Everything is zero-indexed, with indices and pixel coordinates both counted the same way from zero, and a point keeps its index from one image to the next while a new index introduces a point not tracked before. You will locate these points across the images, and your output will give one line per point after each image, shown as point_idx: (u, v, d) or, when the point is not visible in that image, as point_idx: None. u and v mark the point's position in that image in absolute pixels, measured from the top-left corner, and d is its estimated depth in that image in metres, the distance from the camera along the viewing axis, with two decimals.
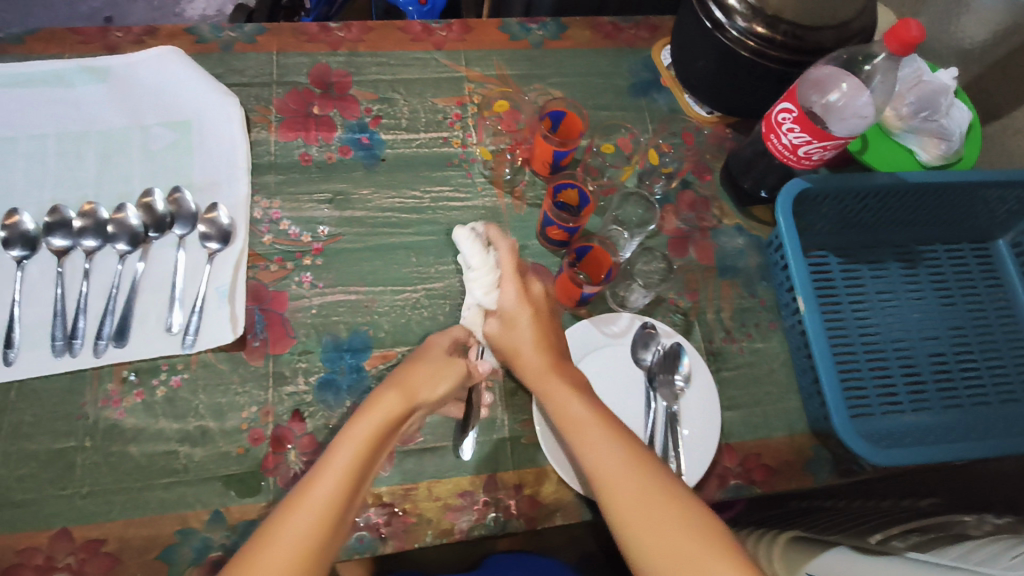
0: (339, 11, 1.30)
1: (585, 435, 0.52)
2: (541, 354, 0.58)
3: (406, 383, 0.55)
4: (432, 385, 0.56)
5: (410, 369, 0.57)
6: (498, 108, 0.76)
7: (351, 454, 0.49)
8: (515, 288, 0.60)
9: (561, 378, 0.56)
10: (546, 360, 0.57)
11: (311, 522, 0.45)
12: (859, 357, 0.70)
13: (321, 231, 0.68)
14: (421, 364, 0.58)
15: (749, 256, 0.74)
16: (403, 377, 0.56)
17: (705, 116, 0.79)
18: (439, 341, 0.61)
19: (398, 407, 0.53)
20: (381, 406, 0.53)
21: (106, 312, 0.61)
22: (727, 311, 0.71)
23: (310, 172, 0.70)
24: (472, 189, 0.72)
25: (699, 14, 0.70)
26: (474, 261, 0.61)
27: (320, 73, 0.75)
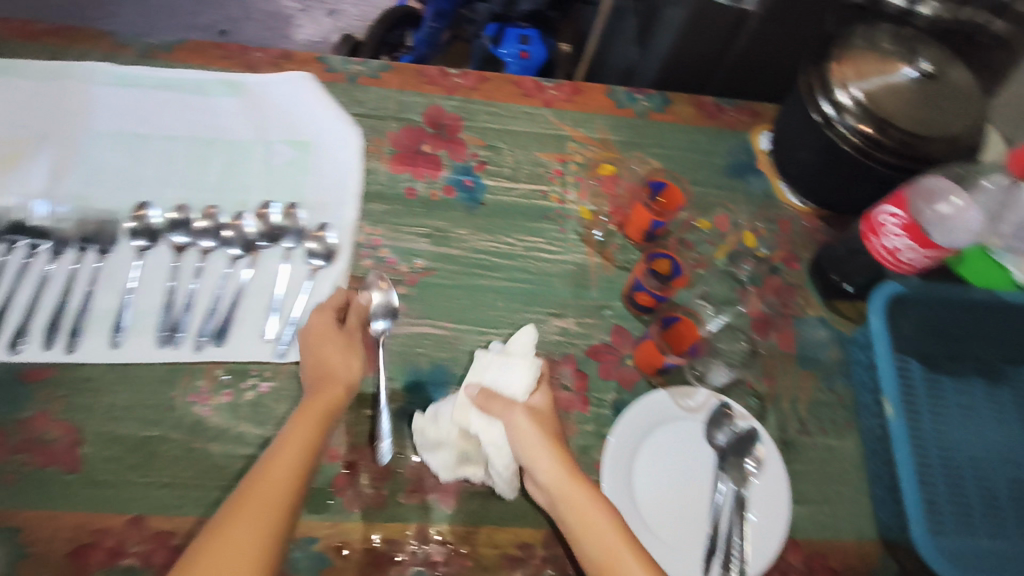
0: (438, 55, 1.38)
1: (596, 531, 0.53)
2: (553, 449, 0.57)
3: (327, 371, 0.58)
4: (348, 367, 0.59)
5: (325, 354, 0.59)
6: (602, 171, 0.79)
7: (304, 438, 0.52)
8: (546, 392, 0.62)
9: (581, 482, 0.55)
10: (564, 463, 0.56)
11: (256, 523, 0.46)
12: (936, 472, 0.68)
13: (416, 263, 0.70)
14: (331, 351, 0.59)
15: (830, 350, 0.73)
16: (330, 366, 0.58)
17: (799, 207, 0.81)
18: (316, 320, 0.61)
19: (338, 398, 0.57)
20: (321, 395, 0.56)
21: (210, 312, 0.64)
22: (804, 402, 0.70)
23: (414, 206, 0.73)
24: (565, 244, 0.74)
25: (808, 108, 0.72)
26: (514, 348, 0.64)
27: (434, 114, 0.79)
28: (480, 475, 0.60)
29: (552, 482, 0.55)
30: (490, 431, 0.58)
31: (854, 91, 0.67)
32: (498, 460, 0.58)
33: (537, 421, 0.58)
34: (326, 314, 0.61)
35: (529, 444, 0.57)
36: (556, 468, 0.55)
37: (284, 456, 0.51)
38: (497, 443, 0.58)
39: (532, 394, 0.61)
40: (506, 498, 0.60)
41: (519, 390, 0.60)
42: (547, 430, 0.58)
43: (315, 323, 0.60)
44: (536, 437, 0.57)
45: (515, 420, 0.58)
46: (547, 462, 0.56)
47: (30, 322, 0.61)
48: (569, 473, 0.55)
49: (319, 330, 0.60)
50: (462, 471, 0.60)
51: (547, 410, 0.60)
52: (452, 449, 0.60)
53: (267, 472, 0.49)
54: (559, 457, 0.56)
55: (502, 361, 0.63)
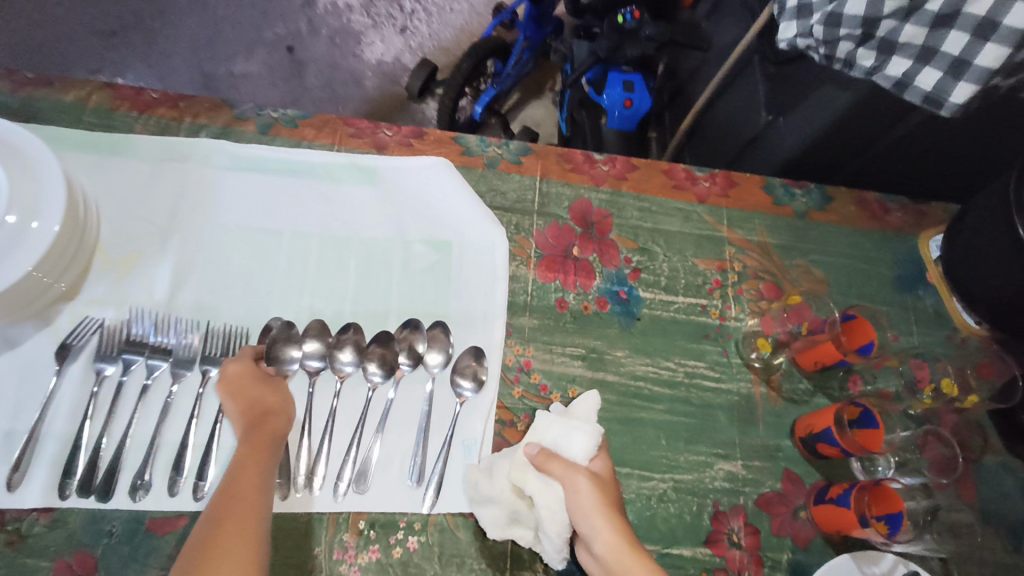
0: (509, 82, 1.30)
1: None
2: (611, 524, 0.51)
3: (258, 405, 0.54)
4: (278, 401, 0.55)
5: (238, 395, 0.54)
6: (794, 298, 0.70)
7: (253, 471, 0.49)
8: (605, 452, 0.56)
9: (637, 552, 0.51)
10: (623, 534, 0.51)
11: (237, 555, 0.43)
12: None
13: (570, 392, 0.63)
14: (256, 386, 0.55)
15: (1015, 504, 0.66)
16: (253, 403, 0.54)
17: (974, 327, 0.73)
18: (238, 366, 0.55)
19: (284, 428, 0.54)
20: (257, 429, 0.52)
21: (351, 450, 0.56)
22: (992, 567, 0.63)
23: (565, 321, 0.66)
24: (728, 369, 0.67)
25: (1007, 226, 0.63)
26: (581, 412, 0.58)
27: (581, 209, 0.72)
28: (529, 538, 0.55)
29: (610, 553, 0.51)
30: (547, 495, 0.52)
31: None
32: (550, 526, 0.52)
33: (599, 488, 0.52)
34: (250, 360, 0.56)
35: (586, 511, 0.51)
36: (614, 539, 0.51)
37: (242, 492, 0.47)
38: (553, 511, 0.52)
39: (592, 461, 0.55)
40: (553, 567, 0.55)
41: (579, 454, 0.54)
42: (608, 500, 0.53)
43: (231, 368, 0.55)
44: (593, 505, 0.51)
45: (576, 484, 0.52)
46: (606, 534, 0.51)
47: (152, 462, 0.53)
48: (629, 544, 0.51)
49: (237, 374, 0.55)
50: (510, 533, 0.55)
51: (607, 476, 0.54)
52: (502, 509, 0.54)
53: (228, 521, 0.45)
54: (619, 527, 0.52)
55: (563, 419, 0.56)
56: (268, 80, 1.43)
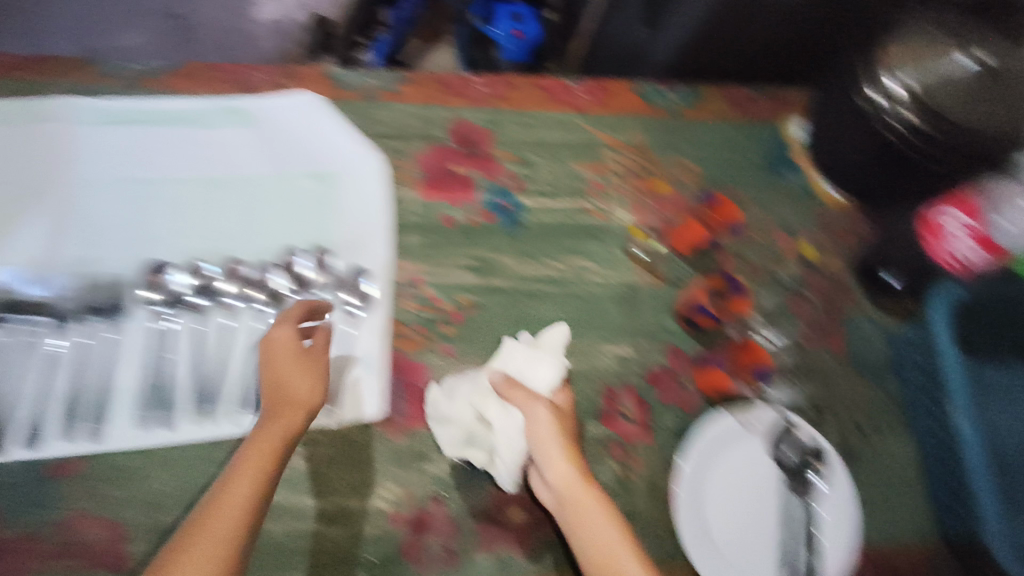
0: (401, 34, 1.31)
1: (598, 537, 0.52)
2: (563, 451, 0.55)
3: (285, 394, 0.51)
4: (304, 389, 0.51)
5: (292, 377, 0.52)
6: (659, 188, 0.75)
7: (252, 473, 0.46)
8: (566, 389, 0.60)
9: (591, 485, 0.55)
10: (579, 470, 0.55)
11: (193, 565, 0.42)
12: (994, 467, 0.65)
13: (462, 300, 0.66)
14: (278, 368, 0.52)
15: (880, 351, 0.72)
16: (285, 387, 0.51)
17: (840, 199, 0.78)
18: (279, 336, 0.54)
19: (299, 424, 0.50)
20: (286, 420, 0.49)
21: (246, 376, 0.59)
22: (861, 408, 0.70)
23: (452, 236, 0.68)
24: (613, 262, 0.70)
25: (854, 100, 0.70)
26: (543, 345, 0.63)
27: (463, 129, 0.72)
28: (483, 460, 0.59)
29: (560, 481, 0.54)
30: (506, 417, 0.58)
31: (904, 80, 0.66)
32: (508, 448, 0.57)
33: (558, 420, 0.57)
34: (291, 331, 0.55)
35: (540, 438, 0.55)
36: (567, 469, 0.54)
37: (233, 493, 0.45)
38: (511, 432, 0.58)
39: (555, 393, 0.60)
40: (507, 490, 0.59)
41: (542, 385, 0.59)
42: (566, 432, 0.56)
43: (278, 334, 0.54)
44: (547, 434, 0.55)
45: (534, 411, 0.56)
46: (555, 465, 0.55)
47: (46, 413, 0.55)
48: (581, 477, 0.54)
49: (275, 344, 0.53)
50: (467, 454, 0.59)
51: (566, 409, 0.59)
52: (460, 428, 0.60)
53: (208, 522, 0.43)
54: (572, 458, 0.55)
55: (529, 353, 0.61)
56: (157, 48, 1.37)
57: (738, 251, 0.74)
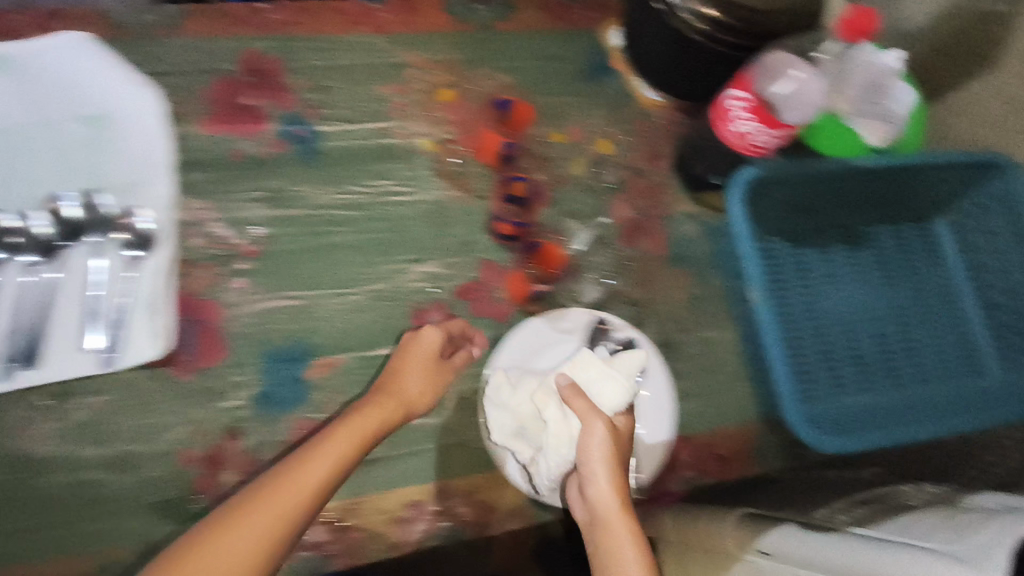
0: None
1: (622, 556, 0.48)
2: (610, 472, 0.51)
3: (405, 395, 0.57)
4: (427, 395, 0.58)
5: (415, 374, 0.58)
6: (444, 97, 0.72)
7: (340, 449, 0.50)
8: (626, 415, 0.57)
9: (629, 515, 0.50)
10: (621, 497, 0.51)
11: (246, 538, 0.43)
12: (804, 341, 0.72)
13: (255, 233, 0.63)
14: (410, 368, 0.58)
15: (700, 244, 0.73)
16: (404, 385, 0.57)
17: (657, 101, 0.76)
18: (432, 337, 0.60)
19: (394, 414, 0.55)
20: (385, 413, 0.54)
21: (15, 332, 0.55)
22: (681, 302, 0.70)
23: (241, 168, 0.65)
24: (419, 181, 0.68)
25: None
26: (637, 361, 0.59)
27: (253, 60, 0.69)
28: (528, 454, 0.57)
29: (603, 503, 0.50)
30: (563, 425, 0.55)
31: None
32: (556, 450, 0.55)
33: (614, 439, 0.53)
34: (444, 332, 0.61)
35: (589, 457, 0.52)
36: (613, 494, 0.51)
37: (322, 457, 0.49)
38: (562, 440, 0.54)
39: (615, 416, 0.56)
40: (537, 494, 0.58)
41: (607, 405, 0.55)
42: (618, 453, 0.53)
43: (428, 335, 0.60)
44: (600, 456, 0.52)
45: (593, 429, 0.52)
46: (602, 484, 0.51)
47: None
48: (625, 500, 0.51)
49: (423, 342, 0.60)
50: (513, 445, 0.58)
51: (624, 435, 0.55)
52: (512, 415, 0.58)
53: (291, 481, 0.46)
54: (619, 483, 0.51)
55: (604, 367, 0.57)
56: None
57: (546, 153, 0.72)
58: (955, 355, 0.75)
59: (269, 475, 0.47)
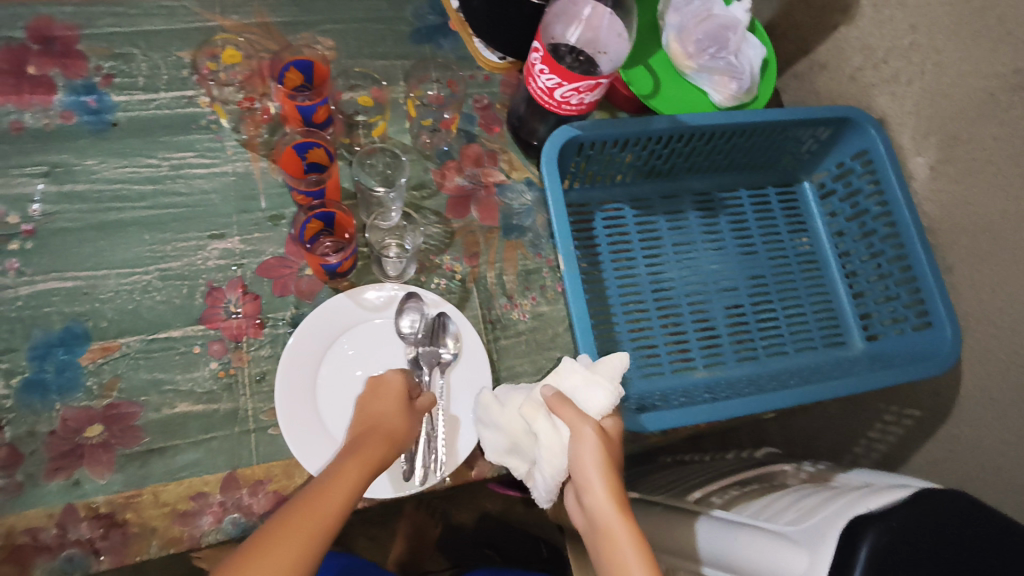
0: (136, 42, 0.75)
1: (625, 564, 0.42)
2: (606, 479, 0.45)
3: (391, 427, 0.48)
4: (408, 429, 0.49)
5: (391, 407, 0.50)
6: (228, 59, 0.67)
7: (358, 477, 0.43)
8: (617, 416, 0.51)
9: (627, 513, 0.44)
10: (618, 492, 0.45)
11: None
12: (650, 311, 0.67)
13: (33, 210, 0.59)
14: (387, 406, 0.49)
15: (537, 214, 0.68)
16: (384, 416, 0.49)
17: (497, 63, 0.71)
18: (395, 378, 0.52)
19: (388, 453, 0.46)
20: (370, 445, 0.46)
21: None
22: (512, 273, 0.65)
23: (22, 142, 0.61)
24: (221, 153, 0.64)
25: None
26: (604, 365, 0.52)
27: (43, 27, 0.65)
28: (524, 470, 0.54)
29: (602, 506, 0.44)
30: (554, 437, 0.49)
31: None
32: (548, 465, 0.49)
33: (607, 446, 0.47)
34: (406, 377, 0.53)
35: (582, 467, 0.46)
36: (608, 493, 0.45)
37: (339, 488, 0.41)
38: (555, 452, 0.49)
39: (604, 422, 0.50)
40: (541, 506, 0.54)
41: (593, 409, 0.49)
42: (611, 459, 0.46)
43: (391, 375, 0.52)
44: (593, 461, 0.46)
45: (583, 437, 0.47)
46: (598, 491, 0.45)
47: None
48: (621, 503, 0.44)
49: (386, 383, 0.51)
50: (508, 461, 0.54)
51: (615, 439, 0.49)
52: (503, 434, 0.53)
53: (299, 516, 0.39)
54: (616, 485, 0.45)
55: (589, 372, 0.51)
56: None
57: (353, 120, 0.67)
58: (815, 326, 0.71)
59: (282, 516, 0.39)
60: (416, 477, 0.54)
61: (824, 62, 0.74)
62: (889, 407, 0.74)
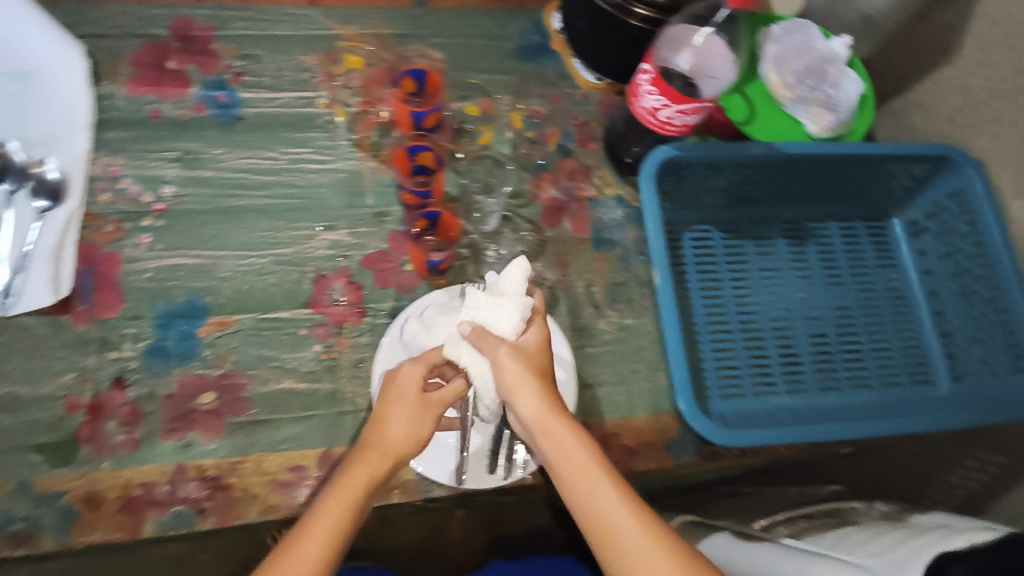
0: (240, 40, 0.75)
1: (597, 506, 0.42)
2: (546, 405, 0.45)
3: (385, 438, 0.48)
4: (417, 435, 0.48)
5: (392, 414, 0.48)
6: (351, 65, 0.72)
7: (334, 518, 0.44)
8: (540, 329, 0.50)
9: (567, 420, 0.45)
10: (549, 401, 0.45)
11: None
12: (734, 333, 0.69)
13: (165, 192, 0.64)
14: (393, 413, 0.48)
15: (627, 230, 0.70)
16: (386, 425, 0.48)
17: (595, 83, 0.74)
18: (410, 372, 0.49)
19: (385, 464, 0.47)
20: (361, 465, 0.46)
21: None
22: (600, 285, 0.68)
23: (159, 129, 0.66)
24: (335, 151, 0.68)
25: None
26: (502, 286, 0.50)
27: (182, 26, 0.70)
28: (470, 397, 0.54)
29: (536, 416, 0.45)
30: (478, 371, 0.49)
31: None
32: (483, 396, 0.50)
33: (532, 365, 0.47)
34: (426, 367, 0.50)
35: (509, 387, 0.46)
36: (539, 401, 0.45)
37: (320, 528, 0.43)
38: (484, 383, 0.49)
39: (522, 334, 0.49)
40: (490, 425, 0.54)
41: (507, 329, 0.49)
42: (536, 372, 0.47)
43: (406, 371, 0.49)
44: (517, 377, 0.46)
45: (499, 363, 0.47)
46: (534, 408, 0.45)
47: None
48: (562, 416, 0.45)
49: (399, 381, 0.50)
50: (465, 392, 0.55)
51: (538, 354, 0.49)
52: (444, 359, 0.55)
53: (282, 569, 0.41)
54: (552, 401, 0.46)
55: (488, 297, 0.50)
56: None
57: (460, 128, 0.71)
58: (900, 362, 0.71)
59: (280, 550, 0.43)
60: (500, 470, 0.58)
61: (921, 101, 0.75)
62: (973, 453, 0.74)
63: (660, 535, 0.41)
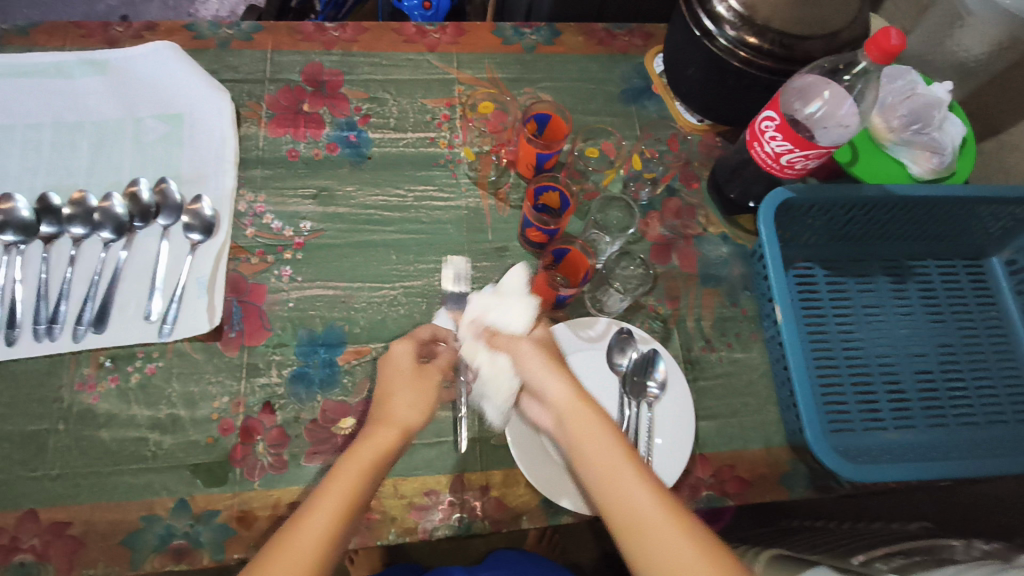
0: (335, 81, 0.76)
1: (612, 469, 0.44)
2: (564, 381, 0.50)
3: (383, 411, 0.51)
4: (417, 404, 0.52)
5: (394, 390, 0.53)
6: (483, 109, 0.76)
7: (344, 492, 0.44)
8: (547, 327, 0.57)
9: (588, 401, 0.48)
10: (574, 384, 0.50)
11: None
12: (841, 367, 0.70)
13: (303, 226, 0.68)
14: (395, 388, 0.53)
15: (733, 265, 0.73)
16: (390, 402, 0.52)
17: (695, 124, 0.78)
18: (403, 349, 0.56)
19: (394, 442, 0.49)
20: (374, 439, 0.49)
21: (88, 298, 0.62)
22: (708, 320, 0.70)
23: (296, 167, 0.71)
24: (457, 189, 0.72)
25: (689, 23, 0.67)
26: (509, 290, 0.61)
27: (312, 72, 0.76)
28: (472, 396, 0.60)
29: (561, 400, 0.49)
30: (497, 366, 0.55)
31: None
32: (495, 392, 0.56)
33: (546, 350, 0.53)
34: (414, 343, 0.57)
35: (534, 367, 0.51)
36: (567, 387, 0.49)
37: (325, 504, 0.43)
38: (500, 378, 0.55)
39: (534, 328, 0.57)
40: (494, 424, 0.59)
41: (519, 325, 0.57)
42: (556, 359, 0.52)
43: (398, 347, 0.56)
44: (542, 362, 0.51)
45: (519, 350, 0.53)
46: (557, 384, 0.49)
47: None
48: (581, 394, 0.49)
49: (396, 357, 0.56)
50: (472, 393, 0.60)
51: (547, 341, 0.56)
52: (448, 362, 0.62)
53: (297, 533, 0.42)
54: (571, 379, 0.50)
55: (496, 300, 0.59)
56: (37, 7, 1.21)
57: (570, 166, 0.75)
58: (1005, 400, 0.70)
59: (287, 529, 0.42)
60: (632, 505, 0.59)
61: (1017, 143, 0.76)
62: None
63: (671, 506, 0.42)
